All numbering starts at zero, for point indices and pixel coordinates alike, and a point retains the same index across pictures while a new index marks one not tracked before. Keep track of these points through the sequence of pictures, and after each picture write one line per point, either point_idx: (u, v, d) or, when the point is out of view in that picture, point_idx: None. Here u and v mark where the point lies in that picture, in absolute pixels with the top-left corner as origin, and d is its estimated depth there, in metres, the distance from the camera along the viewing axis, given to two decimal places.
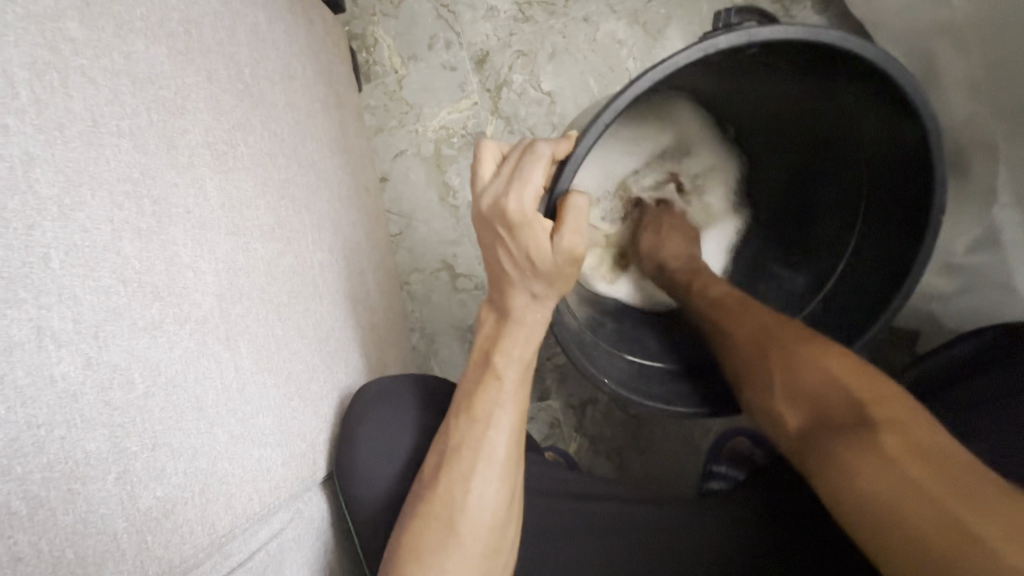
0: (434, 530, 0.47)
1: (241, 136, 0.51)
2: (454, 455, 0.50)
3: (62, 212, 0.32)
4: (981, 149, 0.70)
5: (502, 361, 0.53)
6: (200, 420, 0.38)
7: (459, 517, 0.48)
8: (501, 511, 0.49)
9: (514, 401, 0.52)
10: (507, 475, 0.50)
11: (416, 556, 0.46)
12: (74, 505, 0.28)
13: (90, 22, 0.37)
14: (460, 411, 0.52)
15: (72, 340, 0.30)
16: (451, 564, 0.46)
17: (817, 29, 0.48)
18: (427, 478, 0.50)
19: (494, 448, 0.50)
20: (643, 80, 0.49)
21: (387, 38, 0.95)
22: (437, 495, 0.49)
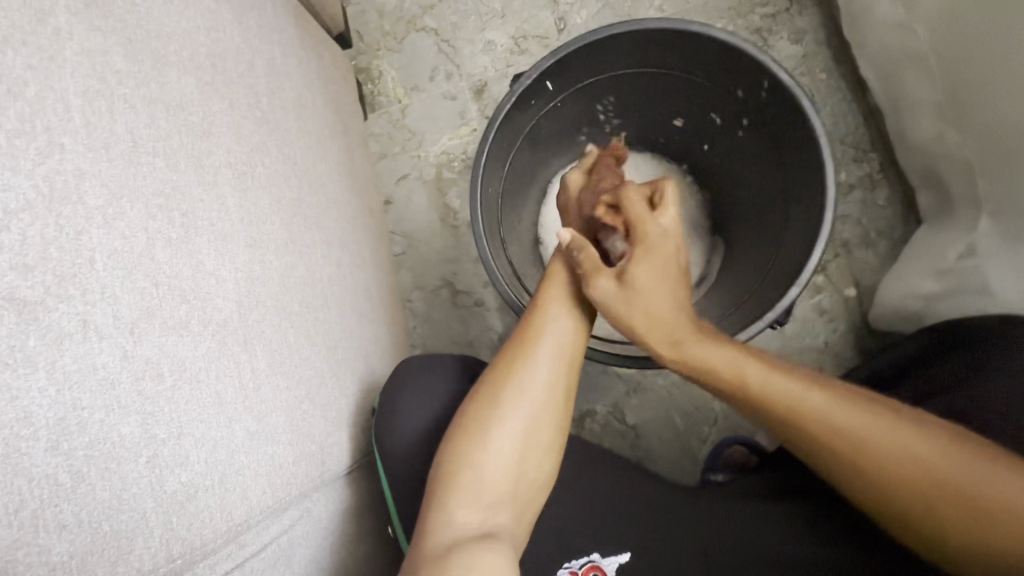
0: (487, 407, 0.51)
1: (259, 158, 0.56)
2: (511, 346, 0.55)
3: (105, 220, 0.35)
4: (956, 163, 0.73)
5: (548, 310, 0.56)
6: (220, 414, 0.41)
7: (510, 398, 0.52)
8: (549, 401, 0.53)
9: (554, 342, 0.55)
10: (545, 408, 0.53)
11: (469, 434, 0.50)
12: (111, 482, 0.31)
13: (132, 57, 0.42)
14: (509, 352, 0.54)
15: (112, 333, 0.34)
16: (497, 439, 0.50)
17: (638, 22, 0.61)
18: (490, 363, 0.55)
19: (550, 344, 0.54)
20: (524, 79, 0.62)
21: (391, 70, 1.01)
22: (496, 380, 0.53)
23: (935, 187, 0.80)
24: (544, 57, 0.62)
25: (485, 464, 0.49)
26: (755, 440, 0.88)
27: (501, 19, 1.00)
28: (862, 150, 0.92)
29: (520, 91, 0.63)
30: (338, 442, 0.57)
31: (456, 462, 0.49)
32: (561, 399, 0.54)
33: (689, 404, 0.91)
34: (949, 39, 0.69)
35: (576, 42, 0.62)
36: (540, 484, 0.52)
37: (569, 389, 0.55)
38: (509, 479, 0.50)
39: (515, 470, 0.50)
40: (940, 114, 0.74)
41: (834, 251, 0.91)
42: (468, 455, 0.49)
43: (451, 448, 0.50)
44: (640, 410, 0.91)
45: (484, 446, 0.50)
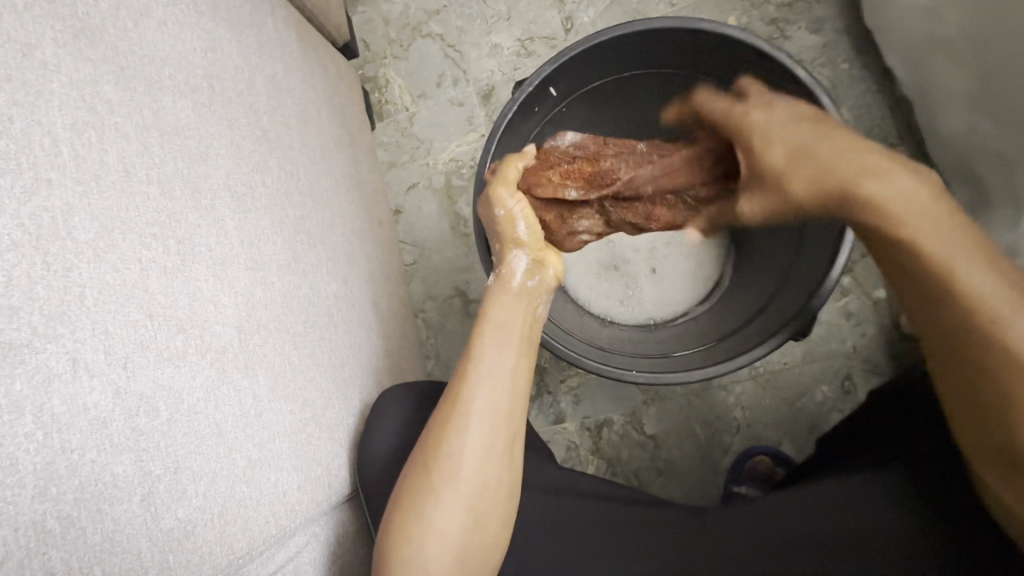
0: (421, 479, 0.50)
1: (259, 177, 0.55)
2: (441, 412, 0.52)
3: (96, 254, 0.35)
4: (993, 156, 0.68)
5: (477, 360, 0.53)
6: (220, 446, 0.40)
7: (439, 469, 0.50)
8: (483, 465, 0.50)
9: (486, 388, 0.52)
10: (481, 467, 0.50)
11: (407, 509, 0.49)
12: (102, 524, 0.31)
13: (124, 84, 0.41)
14: (441, 409, 0.52)
15: (103, 370, 0.33)
16: (433, 512, 0.49)
17: (642, 23, 0.59)
18: (426, 428, 0.53)
19: (480, 400, 0.52)
20: (523, 87, 0.60)
21: (397, 79, 1.00)
22: (428, 450, 0.51)
23: (965, 180, 0.75)
24: (543, 63, 0.60)
25: (423, 541, 0.48)
26: (780, 450, 0.85)
27: (507, 21, 0.98)
28: (889, 142, 0.87)
29: (520, 100, 0.61)
30: (345, 464, 0.57)
31: (399, 539, 0.49)
32: (497, 455, 0.51)
33: (709, 413, 0.88)
34: (981, 23, 0.65)
35: (579, 47, 0.60)
36: (491, 548, 0.51)
37: (507, 446, 0.52)
38: (454, 552, 0.49)
39: (458, 541, 0.49)
40: (974, 103, 0.69)
41: (862, 250, 0.86)
42: (408, 531, 0.49)
43: (393, 522, 0.50)
44: (659, 420, 0.89)
45: (420, 519, 0.49)
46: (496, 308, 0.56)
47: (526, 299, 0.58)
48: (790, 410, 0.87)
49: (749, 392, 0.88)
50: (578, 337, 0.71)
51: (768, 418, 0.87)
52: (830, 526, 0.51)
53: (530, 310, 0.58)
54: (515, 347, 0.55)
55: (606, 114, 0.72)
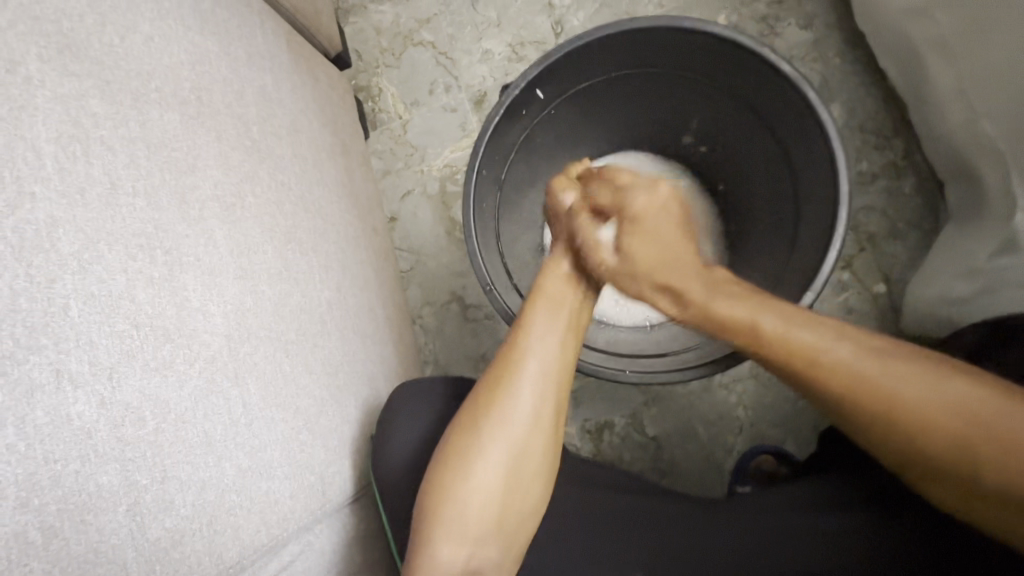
0: (471, 437, 0.51)
1: (249, 187, 0.55)
2: (494, 373, 0.53)
3: (81, 265, 0.35)
4: (982, 153, 0.69)
5: (533, 325, 0.55)
6: (209, 454, 0.40)
7: (491, 429, 0.51)
8: (532, 431, 0.51)
9: (541, 353, 0.54)
10: (531, 435, 0.51)
11: (452, 466, 0.50)
12: (87, 535, 0.31)
13: (109, 98, 0.42)
14: (495, 368, 0.54)
15: (88, 381, 0.33)
16: (480, 470, 0.50)
17: (627, 22, 0.59)
18: (476, 387, 0.54)
19: (534, 365, 0.53)
20: (510, 90, 0.60)
21: (390, 87, 1.01)
22: (479, 408, 0.52)
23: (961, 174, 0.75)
24: (529, 65, 0.60)
25: (466, 500, 0.49)
26: (783, 449, 0.84)
27: (497, 27, 0.98)
28: (884, 136, 0.87)
29: (507, 103, 0.61)
30: (341, 471, 0.57)
31: (439, 493, 0.50)
32: (546, 425, 0.52)
33: (711, 413, 0.87)
34: (971, 17, 0.64)
35: (563, 48, 0.60)
36: (527, 516, 0.52)
37: (556, 418, 0.53)
38: (491, 514, 0.50)
39: (498, 502, 0.50)
40: (962, 102, 0.69)
41: (859, 245, 0.86)
42: (449, 488, 0.50)
43: (435, 477, 0.50)
44: (660, 421, 0.88)
45: (463, 478, 0.50)
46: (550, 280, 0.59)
47: (576, 280, 0.60)
48: (793, 408, 0.86)
49: (750, 391, 0.87)
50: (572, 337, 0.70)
51: (770, 416, 0.86)
52: (816, 517, 0.53)
53: (580, 302, 0.59)
54: (567, 318, 0.57)
55: (597, 113, 0.72)
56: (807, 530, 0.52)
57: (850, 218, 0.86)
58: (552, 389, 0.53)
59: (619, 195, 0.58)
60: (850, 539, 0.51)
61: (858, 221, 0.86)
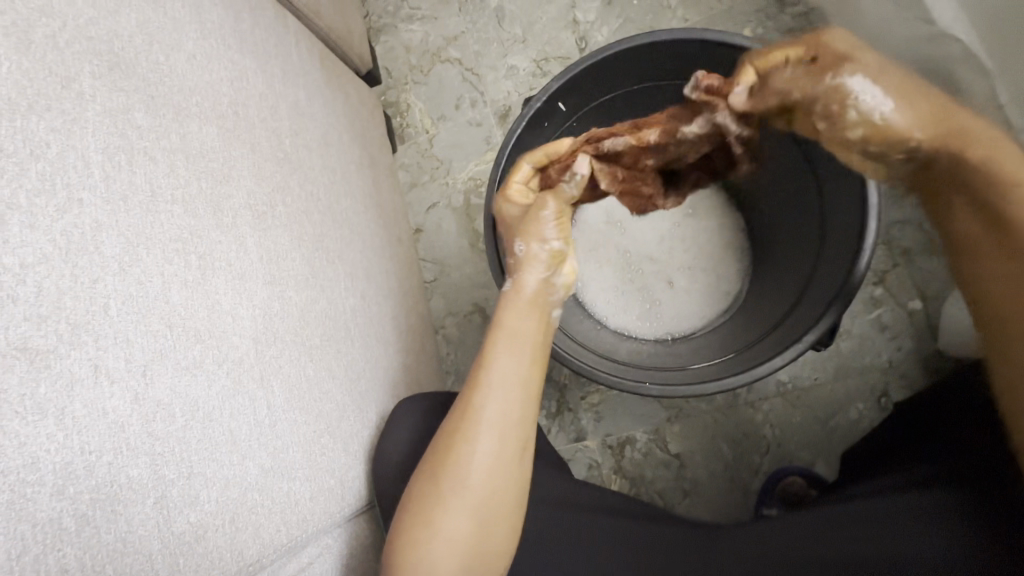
0: (434, 482, 0.50)
1: (280, 197, 0.58)
2: (448, 425, 0.52)
3: (122, 268, 0.37)
4: None
5: (492, 366, 0.53)
6: (233, 452, 0.42)
7: (451, 476, 0.49)
8: (494, 472, 0.50)
9: (503, 393, 0.52)
10: (495, 476, 0.50)
11: (412, 514, 0.49)
12: (116, 524, 0.33)
13: (154, 112, 0.44)
14: (456, 412, 0.52)
15: (123, 377, 0.35)
16: (445, 519, 0.48)
17: (649, 33, 0.60)
18: (436, 437, 0.53)
19: (493, 407, 0.51)
20: (532, 103, 0.62)
21: (418, 103, 1.03)
22: (436, 458, 0.51)
23: None
24: (551, 78, 0.62)
25: (433, 549, 0.48)
26: (814, 470, 0.81)
27: (522, 43, 1.01)
28: None
29: (528, 114, 0.62)
30: (360, 476, 0.57)
31: (405, 546, 0.48)
32: (511, 464, 0.51)
33: (736, 431, 0.85)
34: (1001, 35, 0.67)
35: (584, 62, 0.61)
36: (498, 556, 0.50)
37: (519, 457, 0.52)
38: (461, 558, 0.48)
39: (467, 547, 0.48)
40: None
41: (892, 261, 0.84)
42: (416, 536, 0.48)
43: (401, 529, 0.49)
44: (683, 438, 0.86)
45: (428, 526, 0.48)
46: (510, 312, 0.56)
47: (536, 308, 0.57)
48: (824, 429, 0.83)
49: (778, 409, 0.85)
50: (593, 349, 0.70)
51: (798, 437, 0.84)
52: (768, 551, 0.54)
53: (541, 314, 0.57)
54: (525, 349, 0.55)
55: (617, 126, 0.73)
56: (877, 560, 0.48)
57: (883, 232, 0.84)
58: (512, 433, 0.51)
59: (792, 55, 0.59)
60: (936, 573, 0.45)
61: (891, 236, 0.84)
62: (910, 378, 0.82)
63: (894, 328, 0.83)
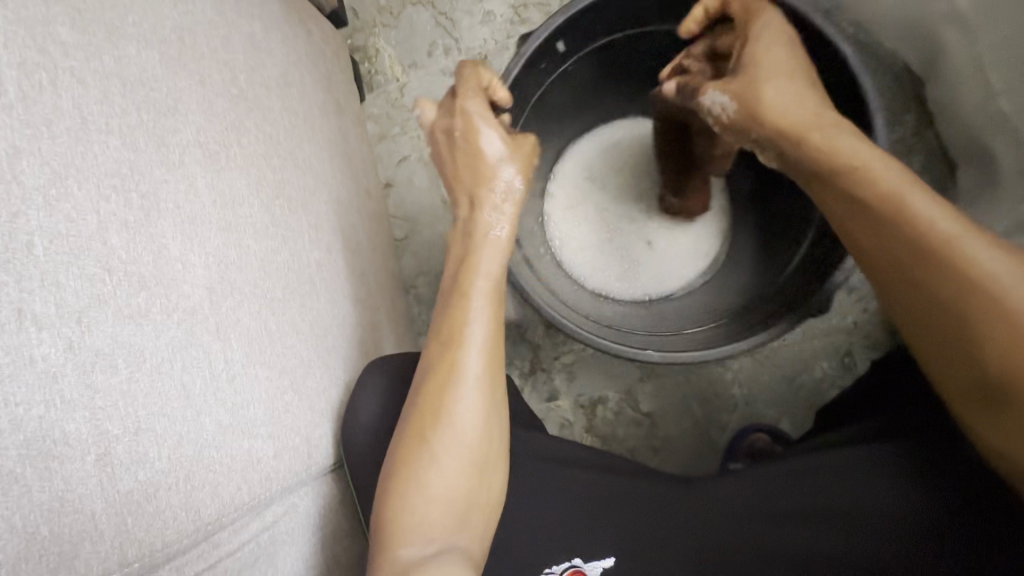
0: (415, 441, 0.48)
1: (235, 137, 0.53)
2: (421, 384, 0.50)
3: (47, 202, 0.33)
4: (992, 129, 0.70)
5: (461, 323, 0.51)
6: (187, 408, 0.39)
7: (435, 434, 0.48)
8: (480, 424, 0.49)
9: (478, 348, 0.50)
10: (482, 426, 0.49)
11: (396, 474, 0.47)
12: (51, 483, 0.30)
13: (81, 28, 0.39)
14: (426, 375, 0.50)
15: (54, 323, 0.31)
16: (435, 475, 0.46)
17: None
18: (406, 401, 0.51)
19: (470, 362, 0.50)
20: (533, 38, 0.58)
21: (387, 48, 0.97)
22: (412, 419, 0.49)
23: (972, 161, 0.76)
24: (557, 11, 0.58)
25: (425, 505, 0.45)
26: (779, 427, 0.83)
27: None
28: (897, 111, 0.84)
29: (529, 46, 0.59)
30: (330, 434, 0.55)
31: (395, 508, 0.45)
32: (495, 415, 0.50)
33: (708, 390, 0.86)
34: None
35: (568, 9, 0.58)
36: (495, 502, 0.49)
37: (500, 405, 0.51)
38: (459, 509, 0.46)
39: (463, 497, 0.47)
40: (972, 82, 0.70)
41: None
42: (405, 495, 0.46)
43: (386, 493, 0.46)
44: (654, 397, 0.87)
45: (418, 483, 0.46)
46: (481, 258, 0.54)
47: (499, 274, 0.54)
48: (791, 387, 0.85)
49: (747, 369, 0.86)
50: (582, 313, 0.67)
51: (765, 395, 0.86)
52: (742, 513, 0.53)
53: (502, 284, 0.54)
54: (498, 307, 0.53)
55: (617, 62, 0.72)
56: (843, 510, 0.48)
57: None
58: (493, 385, 0.51)
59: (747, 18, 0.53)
60: (901, 524, 0.46)
61: None
62: (873, 339, 0.84)
63: (861, 290, 0.85)
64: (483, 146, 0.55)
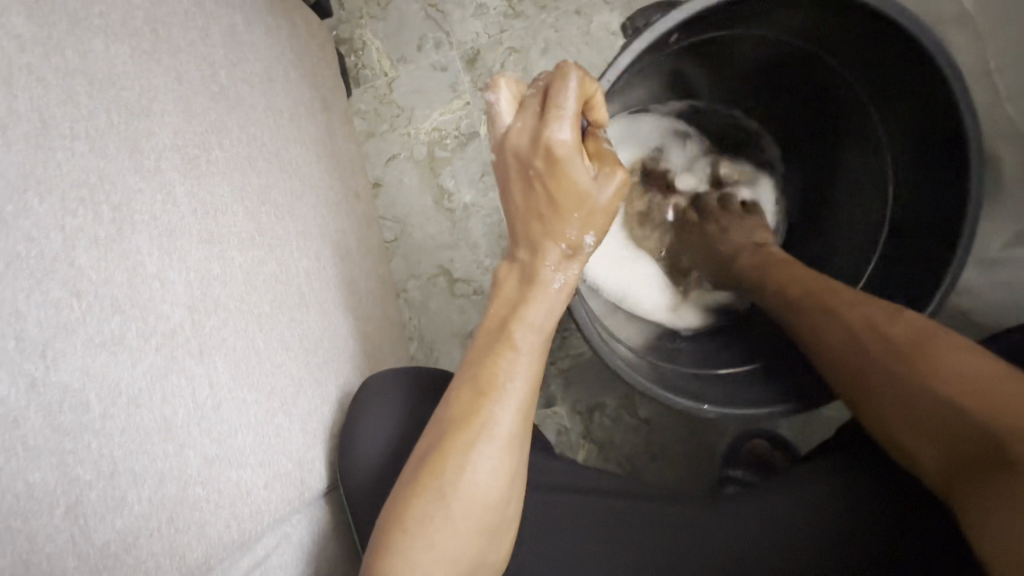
0: (430, 499, 0.42)
1: (216, 139, 0.49)
2: (448, 432, 0.44)
3: (3, 220, 0.29)
4: None
5: (502, 369, 0.45)
6: (169, 443, 0.35)
7: (453, 494, 0.42)
8: (499, 489, 0.44)
9: (518, 402, 0.44)
10: (501, 492, 0.44)
11: (400, 531, 0.42)
12: (15, 543, 0.26)
13: (40, 19, 0.34)
14: (455, 422, 0.44)
15: (13, 359, 0.28)
16: (444, 541, 0.42)
17: None
18: (426, 442, 0.45)
19: (503, 419, 0.44)
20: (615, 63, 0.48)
21: (375, 40, 0.92)
22: (428, 470, 0.43)
23: None
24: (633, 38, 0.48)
25: (426, 571, 0.41)
26: (777, 433, 0.83)
27: None
28: None
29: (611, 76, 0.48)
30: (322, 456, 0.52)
31: (394, 569, 0.41)
32: (516, 480, 0.45)
33: None
34: None
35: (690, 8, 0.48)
36: (492, 570, 0.46)
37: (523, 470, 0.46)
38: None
39: (465, 566, 0.43)
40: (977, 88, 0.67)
41: None
42: (408, 557, 0.41)
43: (386, 546, 0.42)
44: (653, 403, 0.85)
45: (424, 546, 0.42)
46: (532, 306, 0.46)
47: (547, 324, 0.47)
48: None
49: None
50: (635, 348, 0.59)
51: None
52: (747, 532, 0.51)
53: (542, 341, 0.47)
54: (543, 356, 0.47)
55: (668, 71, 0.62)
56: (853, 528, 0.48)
57: None
58: (523, 446, 0.45)
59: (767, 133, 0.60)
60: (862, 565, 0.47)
61: None
62: None
63: None
64: (574, 160, 0.43)
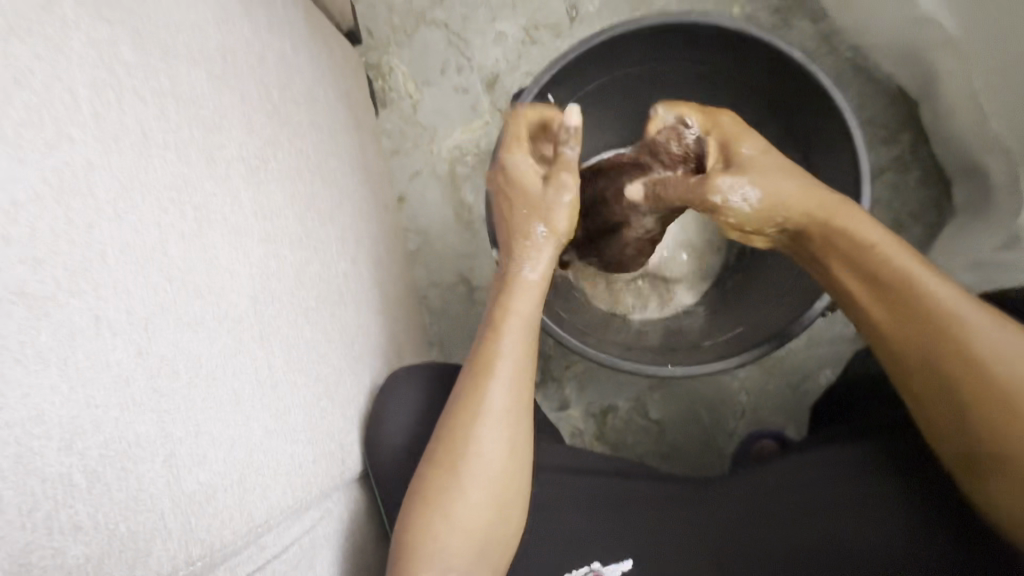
0: (446, 473, 0.50)
1: (272, 152, 0.55)
2: (455, 414, 0.52)
3: (117, 214, 0.34)
4: (984, 147, 0.74)
5: (492, 356, 0.53)
6: (239, 412, 0.40)
7: (465, 466, 0.50)
8: (505, 458, 0.51)
9: (510, 380, 0.53)
10: (508, 462, 0.51)
11: (422, 500, 0.49)
12: (126, 483, 0.31)
13: (141, 48, 0.41)
14: (459, 404, 0.52)
15: (126, 329, 0.33)
16: (461, 506, 0.49)
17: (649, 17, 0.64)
18: (439, 425, 0.52)
19: (499, 397, 0.52)
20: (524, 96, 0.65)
21: (401, 65, 1.00)
22: (441, 447, 0.51)
23: (965, 178, 0.81)
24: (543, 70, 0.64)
25: (450, 533, 0.48)
26: (785, 434, 0.86)
27: (511, 9, 0.98)
28: (893, 129, 0.88)
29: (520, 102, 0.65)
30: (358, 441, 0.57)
31: (423, 532, 0.48)
32: (519, 451, 0.52)
33: (714, 398, 0.89)
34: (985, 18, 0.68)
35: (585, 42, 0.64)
36: (512, 533, 0.51)
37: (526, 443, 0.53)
38: (478, 537, 0.49)
39: (484, 528, 0.49)
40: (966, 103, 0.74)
41: None
42: (432, 522, 0.48)
43: (411, 513, 0.49)
44: (663, 405, 0.89)
45: (445, 512, 0.48)
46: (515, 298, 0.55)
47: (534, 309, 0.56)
48: (795, 395, 0.88)
49: (753, 377, 0.89)
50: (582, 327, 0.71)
51: (771, 403, 0.88)
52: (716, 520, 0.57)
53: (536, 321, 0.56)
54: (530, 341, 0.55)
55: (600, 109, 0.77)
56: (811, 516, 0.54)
57: None
58: (521, 421, 0.53)
59: (729, 140, 0.57)
60: (862, 512, 0.53)
61: None
62: None
63: None
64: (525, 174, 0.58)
